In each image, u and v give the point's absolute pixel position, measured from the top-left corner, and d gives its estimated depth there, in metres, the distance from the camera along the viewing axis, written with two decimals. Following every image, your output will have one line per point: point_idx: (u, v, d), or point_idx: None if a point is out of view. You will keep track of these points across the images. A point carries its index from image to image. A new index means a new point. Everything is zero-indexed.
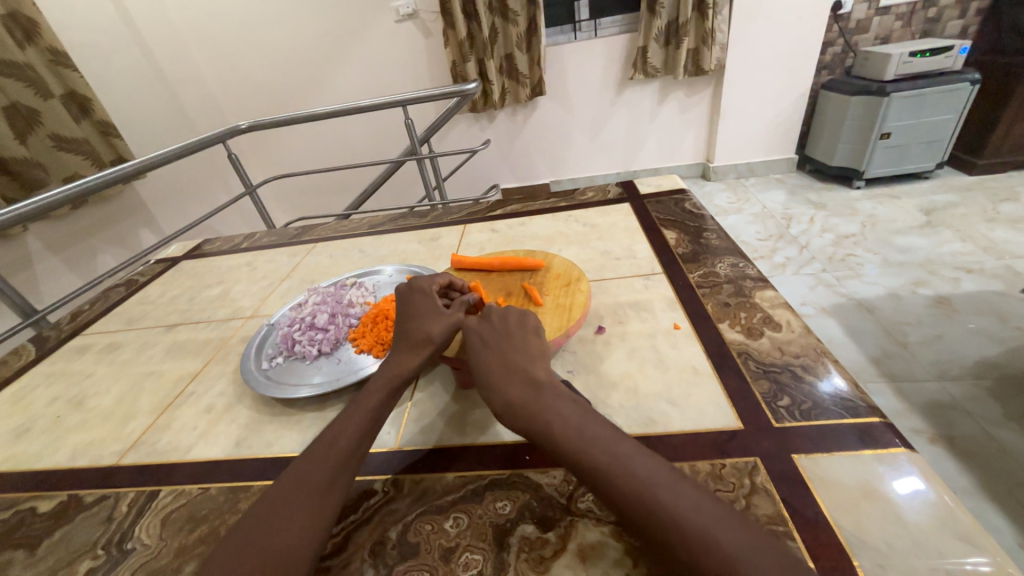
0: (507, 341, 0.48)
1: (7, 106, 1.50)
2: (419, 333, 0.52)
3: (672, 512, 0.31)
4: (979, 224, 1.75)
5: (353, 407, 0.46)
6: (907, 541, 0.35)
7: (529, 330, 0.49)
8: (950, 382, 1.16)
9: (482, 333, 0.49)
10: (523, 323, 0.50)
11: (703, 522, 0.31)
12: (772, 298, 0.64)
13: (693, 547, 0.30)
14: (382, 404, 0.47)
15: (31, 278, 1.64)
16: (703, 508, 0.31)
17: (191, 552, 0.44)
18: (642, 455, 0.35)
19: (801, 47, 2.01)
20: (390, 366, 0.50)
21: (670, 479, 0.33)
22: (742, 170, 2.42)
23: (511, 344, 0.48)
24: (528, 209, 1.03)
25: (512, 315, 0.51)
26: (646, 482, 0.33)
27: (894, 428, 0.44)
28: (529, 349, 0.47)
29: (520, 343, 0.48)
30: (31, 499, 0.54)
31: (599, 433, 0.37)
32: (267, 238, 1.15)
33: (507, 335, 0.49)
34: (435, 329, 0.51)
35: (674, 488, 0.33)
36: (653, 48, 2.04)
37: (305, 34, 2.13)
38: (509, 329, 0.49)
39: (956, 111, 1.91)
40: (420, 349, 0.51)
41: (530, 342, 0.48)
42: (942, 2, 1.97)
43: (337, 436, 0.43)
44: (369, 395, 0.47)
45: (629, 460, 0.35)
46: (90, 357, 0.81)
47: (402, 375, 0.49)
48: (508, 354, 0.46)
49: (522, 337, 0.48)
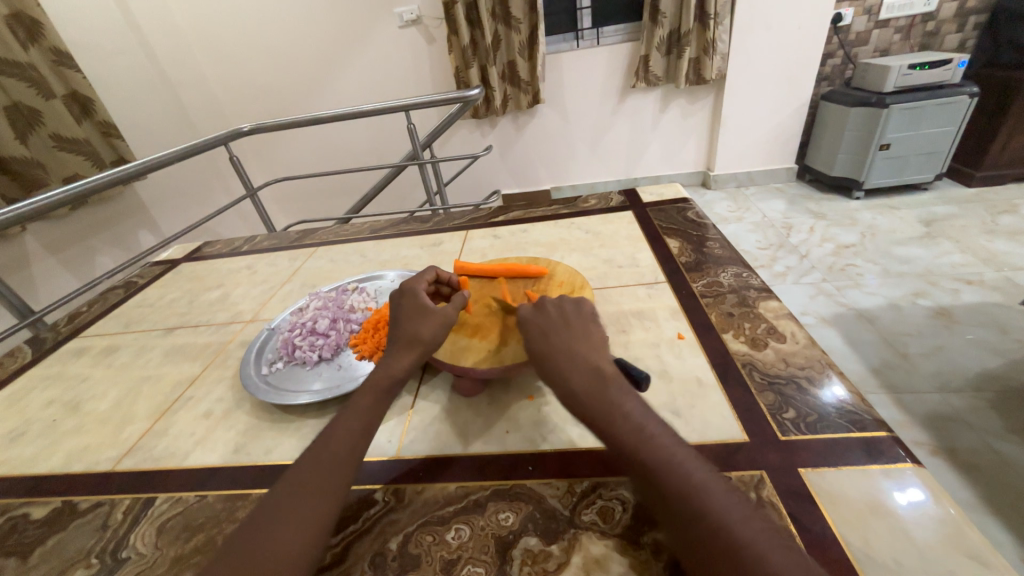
0: (568, 329, 0.47)
1: (9, 106, 1.50)
2: (407, 334, 0.52)
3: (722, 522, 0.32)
4: (979, 236, 1.76)
5: (346, 412, 0.46)
6: (917, 558, 0.35)
7: (590, 320, 0.49)
8: (951, 394, 1.16)
9: (542, 319, 0.48)
10: (580, 312, 0.49)
11: (752, 535, 0.32)
12: (775, 309, 0.64)
13: (741, 557, 0.30)
14: (375, 406, 0.47)
15: (29, 278, 1.63)
16: (753, 523, 0.32)
17: (187, 562, 0.43)
18: (697, 463, 0.36)
19: (801, 57, 2.03)
20: (380, 366, 0.50)
21: (720, 489, 0.34)
22: (742, 179, 2.43)
23: (572, 333, 0.47)
24: (530, 215, 1.03)
25: (568, 304, 0.50)
26: (702, 490, 0.34)
27: (900, 443, 0.44)
28: (591, 339, 0.46)
29: (582, 333, 0.47)
30: (24, 505, 0.53)
31: (660, 436, 0.38)
32: (268, 241, 1.15)
33: (567, 323, 0.48)
34: (425, 330, 0.52)
35: (724, 500, 0.34)
36: (655, 57, 2.05)
37: (309, 38, 2.14)
38: (570, 318, 0.48)
39: (954, 123, 1.92)
40: (409, 349, 0.51)
41: (591, 331, 0.47)
42: (940, 16, 1.99)
43: (331, 441, 0.43)
44: (362, 397, 0.47)
45: (688, 468, 0.35)
46: (87, 359, 0.80)
47: (392, 375, 0.49)
48: (570, 342, 0.46)
49: (582, 327, 0.47)
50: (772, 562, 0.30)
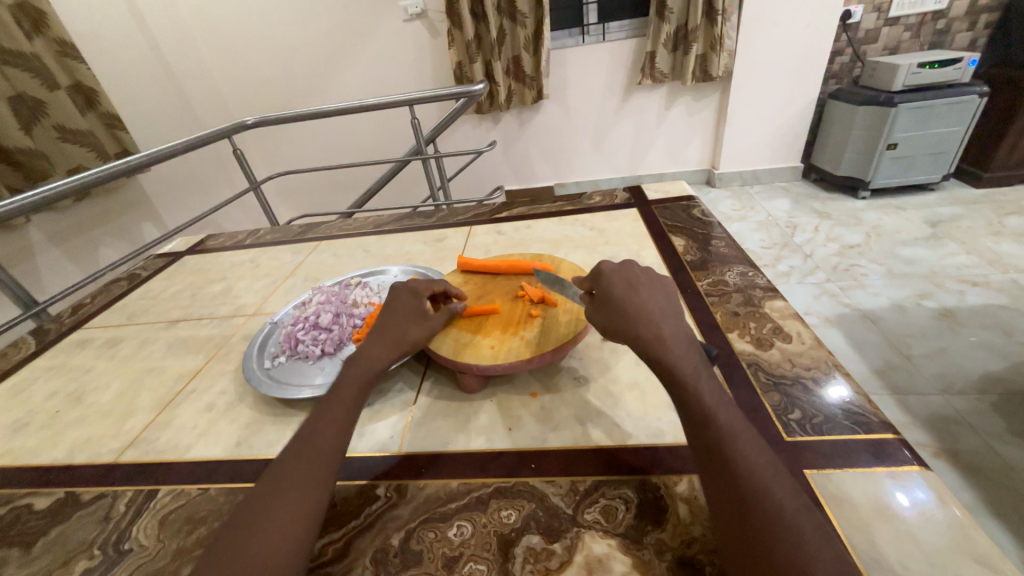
0: (653, 293, 0.47)
1: (12, 97, 1.50)
2: (393, 333, 0.52)
3: (779, 496, 0.32)
4: (986, 237, 1.74)
5: (324, 406, 0.46)
6: (922, 561, 0.34)
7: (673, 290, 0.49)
8: (954, 396, 1.15)
9: (630, 276, 0.49)
10: (665, 282, 0.49)
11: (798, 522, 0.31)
12: (782, 309, 0.63)
13: (794, 532, 0.31)
14: (355, 400, 0.46)
15: (33, 269, 1.64)
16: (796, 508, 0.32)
17: (189, 555, 0.43)
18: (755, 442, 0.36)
19: (810, 54, 2.00)
20: (358, 359, 0.50)
21: (777, 470, 0.34)
22: (747, 177, 2.41)
23: (657, 296, 0.47)
24: (534, 212, 1.02)
25: (653, 273, 0.50)
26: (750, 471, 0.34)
27: (907, 445, 0.43)
28: (673, 306, 0.46)
29: (663, 297, 0.47)
30: (27, 495, 0.53)
31: (723, 409, 0.38)
32: (271, 235, 1.15)
33: (652, 289, 0.48)
34: (412, 332, 0.53)
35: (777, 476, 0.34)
36: (661, 54, 2.03)
37: (312, 31, 2.13)
38: (654, 285, 0.48)
39: (964, 123, 1.90)
40: (393, 347, 0.51)
41: (674, 299, 0.47)
42: (951, 14, 1.97)
43: (311, 437, 0.43)
44: (340, 393, 0.47)
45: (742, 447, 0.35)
46: (90, 351, 0.80)
47: (375, 369, 0.49)
48: (653, 303, 0.46)
49: (664, 293, 0.48)
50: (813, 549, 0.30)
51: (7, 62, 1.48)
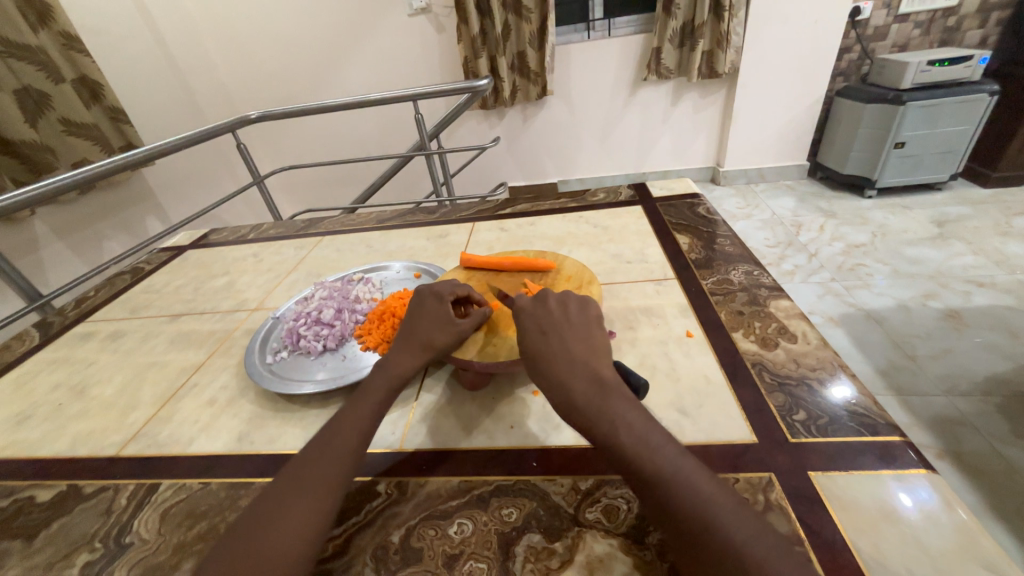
0: (568, 330, 0.47)
1: (17, 90, 1.50)
2: (420, 339, 0.52)
3: (725, 528, 0.32)
4: (993, 237, 1.72)
5: (352, 405, 0.46)
6: (927, 565, 0.34)
7: (593, 322, 0.49)
8: (959, 397, 1.14)
9: (537, 321, 0.49)
10: (585, 313, 0.49)
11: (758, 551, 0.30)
12: (787, 308, 0.62)
13: (744, 568, 0.30)
14: (381, 403, 0.46)
15: (38, 261, 1.65)
16: (758, 536, 0.31)
17: (190, 550, 0.43)
18: (698, 472, 0.35)
19: (818, 51, 1.98)
20: (386, 365, 0.50)
21: (723, 499, 0.33)
22: (753, 175, 2.40)
23: (573, 334, 0.47)
24: (537, 208, 1.01)
25: (572, 304, 0.50)
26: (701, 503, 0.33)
27: (913, 447, 0.43)
28: (592, 341, 0.46)
29: (581, 332, 0.47)
30: (30, 487, 0.54)
31: (659, 445, 0.37)
32: (274, 230, 1.15)
33: (568, 325, 0.48)
34: (438, 337, 0.52)
35: (721, 504, 0.33)
36: (667, 50, 2.01)
37: (316, 25, 2.12)
38: (568, 325, 0.48)
39: (973, 122, 1.88)
40: (420, 353, 0.51)
41: (593, 333, 0.47)
42: (963, 11, 1.94)
43: (334, 436, 0.43)
44: (368, 394, 0.47)
45: (689, 478, 0.34)
46: (93, 344, 0.80)
47: (401, 376, 0.49)
48: (569, 343, 0.46)
49: (583, 328, 0.48)
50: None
51: (12, 55, 1.48)
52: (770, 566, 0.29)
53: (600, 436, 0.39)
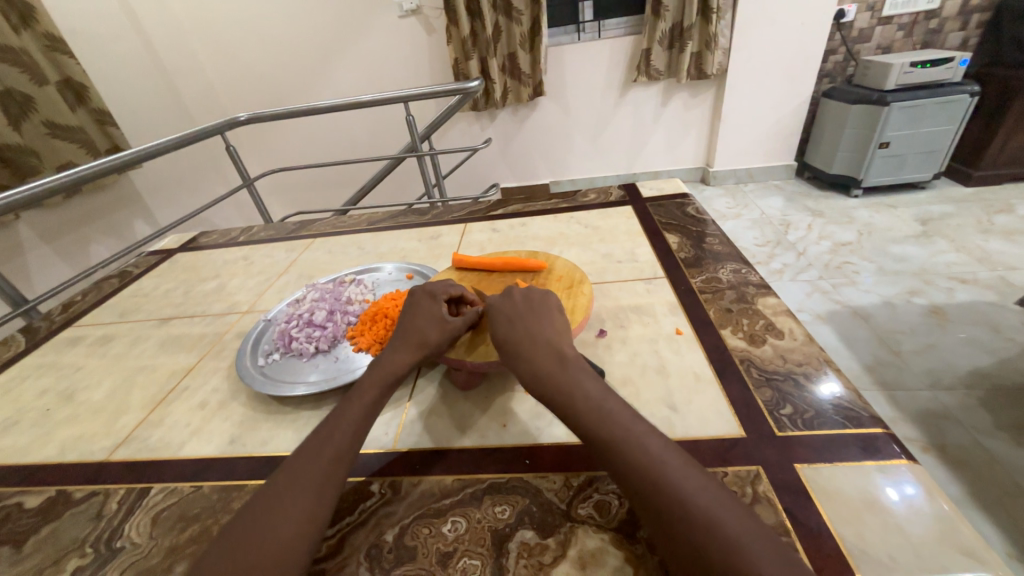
0: (534, 320, 0.49)
1: (0, 92, 1.47)
2: (415, 336, 0.52)
3: (697, 504, 0.32)
4: (975, 235, 1.76)
5: (347, 403, 0.46)
6: (909, 553, 0.35)
7: (556, 312, 0.51)
8: (943, 391, 1.17)
9: (508, 312, 0.50)
10: (547, 305, 0.51)
11: (728, 524, 0.30)
12: (774, 305, 0.63)
13: (712, 540, 0.30)
14: (376, 401, 0.47)
15: (22, 265, 1.62)
16: (731, 511, 0.31)
17: (182, 552, 0.43)
18: (666, 448, 0.36)
19: (804, 53, 2.01)
20: (382, 363, 0.50)
21: (693, 475, 0.34)
22: (742, 175, 2.43)
23: (539, 323, 0.48)
24: (529, 209, 1.02)
25: (535, 296, 0.52)
26: (672, 480, 0.33)
27: (896, 439, 0.44)
28: (557, 329, 0.48)
29: (546, 322, 0.49)
30: (17, 494, 0.53)
31: (629, 424, 0.37)
32: (265, 232, 1.14)
33: (532, 314, 0.49)
34: (432, 334, 0.52)
35: (691, 479, 0.33)
36: (657, 51, 2.03)
37: (306, 27, 2.11)
38: (536, 314, 0.49)
39: (954, 122, 1.92)
40: (415, 351, 0.51)
41: (556, 321, 0.49)
42: (943, 14, 1.98)
43: (330, 434, 0.43)
44: (362, 391, 0.47)
45: (660, 456, 0.35)
46: (81, 349, 0.79)
47: (395, 373, 0.49)
48: (536, 331, 0.47)
49: (547, 317, 0.49)
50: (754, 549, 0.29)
51: None
52: (741, 540, 0.30)
53: (571, 417, 0.39)
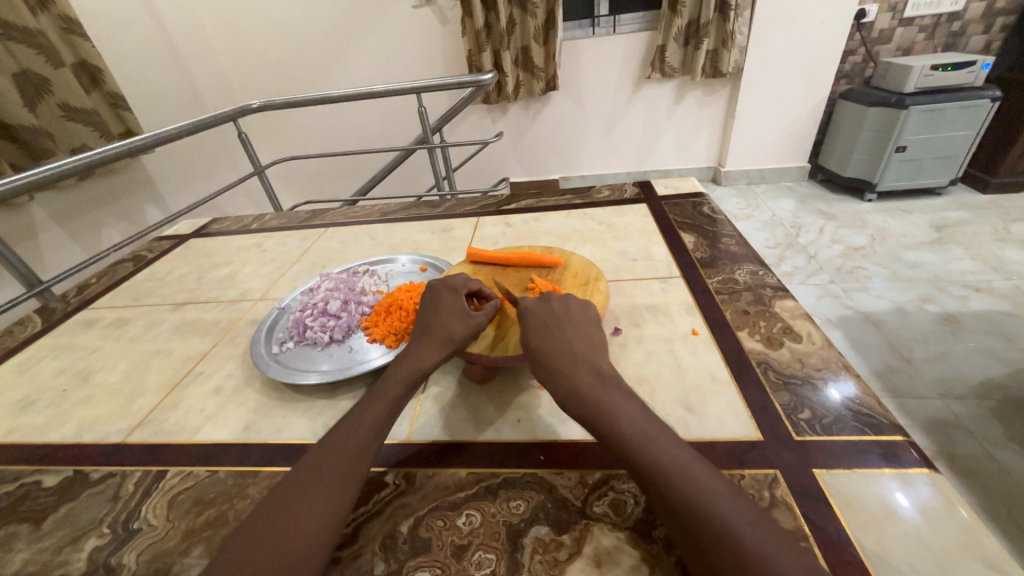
0: (571, 328, 0.48)
1: (17, 73, 1.48)
2: (442, 331, 0.52)
3: (730, 521, 0.32)
4: (991, 243, 1.73)
5: (372, 398, 0.46)
6: (928, 562, 0.35)
7: (591, 322, 0.50)
8: (954, 400, 1.16)
9: (546, 318, 0.49)
10: (585, 313, 0.51)
11: (759, 538, 0.31)
12: (791, 308, 0.63)
13: (744, 554, 0.30)
14: (400, 398, 0.46)
15: (36, 247, 1.63)
16: (761, 524, 0.32)
17: (198, 536, 0.44)
18: (698, 463, 0.36)
19: (822, 53, 1.98)
20: (409, 358, 0.50)
21: (717, 486, 0.34)
22: (753, 176, 2.40)
23: (574, 333, 0.48)
24: (542, 204, 1.01)
25: (574, 303, 0.52)
26: (704, 493, 0.33)
27: (916, 448, 0.43)
28: (593, 340, 0.48)
29: (582, 333, 0.48)
30: (35, 473, 0.54)
31: (657, 437, 0.38)
32: (277, 220, 1.14)
33: (571, 323, 0.49)
34: (458, 329, 0.52)
35: (718, 494, 0.33)
36: (672, 47, 2.01)
37: (319, 15, 2.10)
38: (579, 325, 0.49)
39: (974, 127, 1.88)
40: (441, 347, 0.51)
41: (592, 332, 0.49)
42: (967, 16, 1.94)
43: (355, 428, 0.43)
44: (387, 388, 0.47)
45: (689, 470, 0.35)
46: (96, 331, 0.80)
47: (422, 369, 0.49)
48: (572, 341, 0.47)
49: (583, 326, 0.49)
50: (787, 563, 0.30)
51: (11, 37, 1.46)
52: (771, 555, 0.30)
53: (599, 426, 0.40)
